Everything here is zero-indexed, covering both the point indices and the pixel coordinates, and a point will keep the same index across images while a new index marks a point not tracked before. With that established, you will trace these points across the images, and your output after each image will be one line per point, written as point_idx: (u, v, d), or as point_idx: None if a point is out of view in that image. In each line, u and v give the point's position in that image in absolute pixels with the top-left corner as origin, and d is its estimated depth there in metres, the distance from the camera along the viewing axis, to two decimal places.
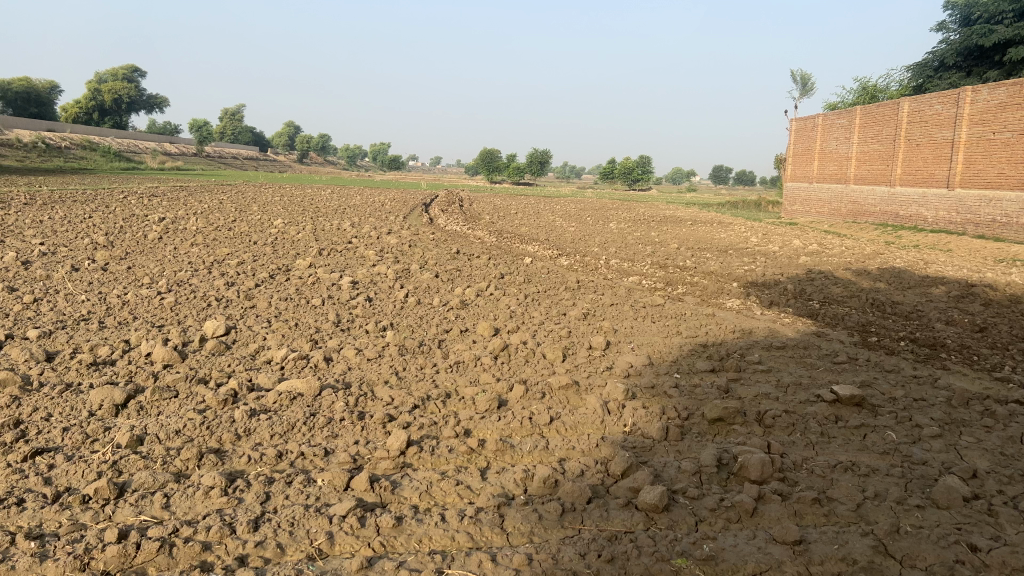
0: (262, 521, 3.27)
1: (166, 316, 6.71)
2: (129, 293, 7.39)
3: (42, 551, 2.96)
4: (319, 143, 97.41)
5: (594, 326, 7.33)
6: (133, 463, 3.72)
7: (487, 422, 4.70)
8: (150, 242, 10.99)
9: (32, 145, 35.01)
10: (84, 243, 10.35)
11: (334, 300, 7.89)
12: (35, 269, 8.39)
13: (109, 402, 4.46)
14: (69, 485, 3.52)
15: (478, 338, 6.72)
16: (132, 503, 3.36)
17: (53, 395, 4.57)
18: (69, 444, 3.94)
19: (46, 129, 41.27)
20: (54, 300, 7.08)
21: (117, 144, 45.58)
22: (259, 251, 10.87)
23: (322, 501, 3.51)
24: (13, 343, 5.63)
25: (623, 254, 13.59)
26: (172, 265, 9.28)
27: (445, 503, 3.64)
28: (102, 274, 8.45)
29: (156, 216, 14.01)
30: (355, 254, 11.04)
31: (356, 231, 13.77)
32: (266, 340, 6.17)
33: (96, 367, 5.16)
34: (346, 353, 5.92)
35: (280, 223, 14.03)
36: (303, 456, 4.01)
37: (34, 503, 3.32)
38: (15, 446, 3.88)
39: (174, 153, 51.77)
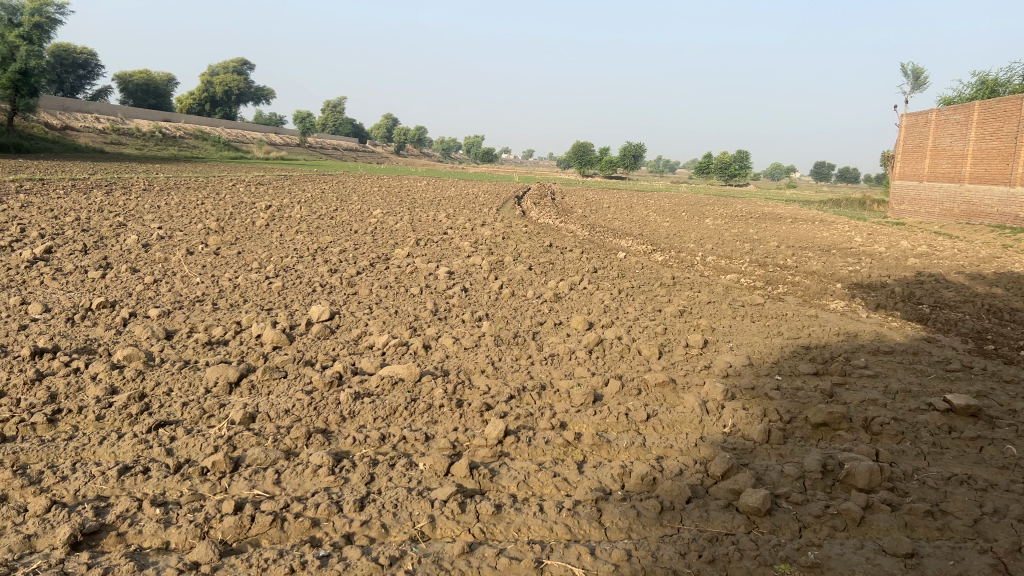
0: (367, 501, 3.36)
1: (274, 300, 6.99)
2: (240, 278, 7.71)
3: (166, 518, 3.08)
4: (417, 134, 98.88)
5: (691, 324, 7.19)
6: (247, 439, 3.88)
7: (583, 416, 4.70)
8: (258, 229, 11.43)
9: (149, 134, 36.91)
10: (198, 228, 10.85)
11: (430, 289, 8.03)
12: (154, 251, 8.85)
13: (224, 380, 4.67)
14: (189, 456, 3.68)
15: (572, 332, 6.72)
16: (247, 477, 3.50)
17: (174, 371, 4.79)
18: (187, 419, 4.12)
19: (163, 120, 43.50)
20: (171, 281, 7.43)
21: (226, 134, 47.66)
22: (360, 239, 11.16)
23: (424, 485, 3.59)
24: (136, 320, 5.94)
25: (721, 251, 13.30)
26: (279, 251, 9.63)
27: (542, 494, 3.66)
28: (215, 258, 8.85)
29: (264, 204, 14.55)
30: (450, 245, 11.22)
31: (451, 222, 13.95)
32: (368, 326, 6.34)
33: (211, 346, 5.41)
34: (444, 341, 6.01)
35: (379, 213, 14.37)
36: (404, 439, 4.10)
37: (157, 472, 3.46)
38: (140, 417, 4.07)
39: (279, 144, 53.77)
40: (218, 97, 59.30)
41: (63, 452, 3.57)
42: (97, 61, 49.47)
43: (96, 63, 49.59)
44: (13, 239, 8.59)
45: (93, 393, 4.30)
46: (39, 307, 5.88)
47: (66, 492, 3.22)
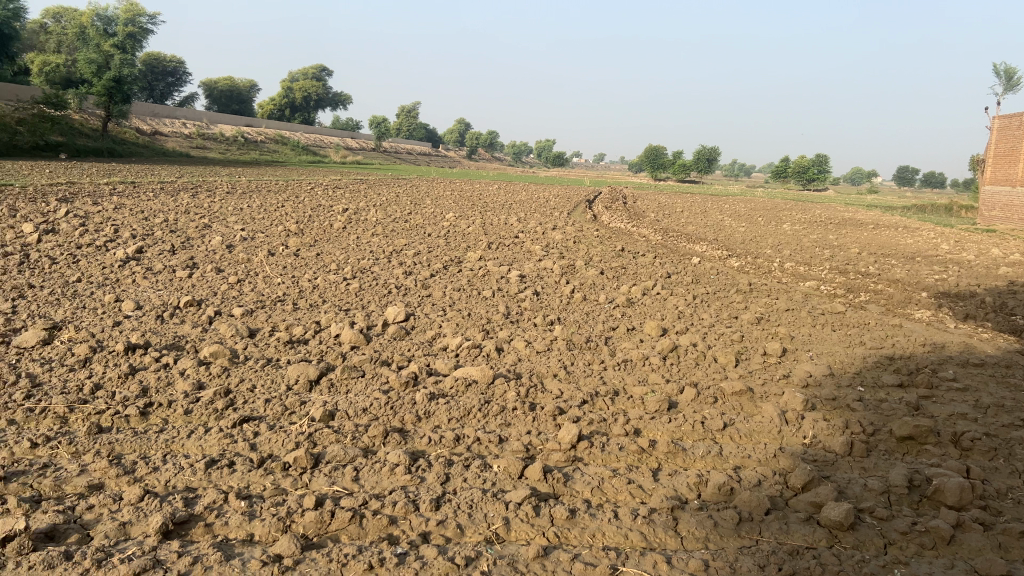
0: (443, 501, 3.40)
1: (352, 301, 7.13)
2: (319, 279, 7.90)
3: (250, 510, 3.17)
4: (489, 137, 99.30)
5: (769, 331, 7.03)
6: (327, 436, 3.97)
7: (658, 423, 4.64)
8: (335, 231, 11.71)
9: (232, 139, 38.20)
10: (279, 230, 11.17)
11: (503, 292, 8.07)
12: (238, 252, 9.14)
13: (305, 377, 4.79)
14: (272, 451, 3.78)
15: (645, 337, 6.65)
16: (327, 473, 3.58)
17: (257, 367, 4.94)
18: (270, 415, 4.24)
19: (245, 125, 44.94)
20: (254, 281, 7.67)
21: (305, 139, 48.94)
22: (433, 242, 11.30)
23: (498, 487, 3.60)
24: (221, 318, 6.15)
25: (799, 257, 12.97)
26: (356, 253, 9.83)
27: (617, 500, 3.63)
28: (295, 259, 9.09)
29: (341, 206, 14.89)
30: (522, 248, 11.26)
31: (523, 226, 13.99)
32: (442, 328, 6.41)
33: (292, 345, 5.56)
34: (516, 344, 6.03)
35: (452, 216, 14.52)
36: (478, 441, 4.13)
37: (242, 466, 3.56)
38: (226, 412, 4.20)
39: (355, 149, 54.91)
40: (298, 102, 60.94)
41: (154, 444, 3.72)
42: (185, 69, 51.53)
43: (184, 70, 51.58)
44: (107, 239, 9.00)
45: (182, 388, 4.46)
46: (131, 304, 6.14)
47: (157, 482, 3.35)
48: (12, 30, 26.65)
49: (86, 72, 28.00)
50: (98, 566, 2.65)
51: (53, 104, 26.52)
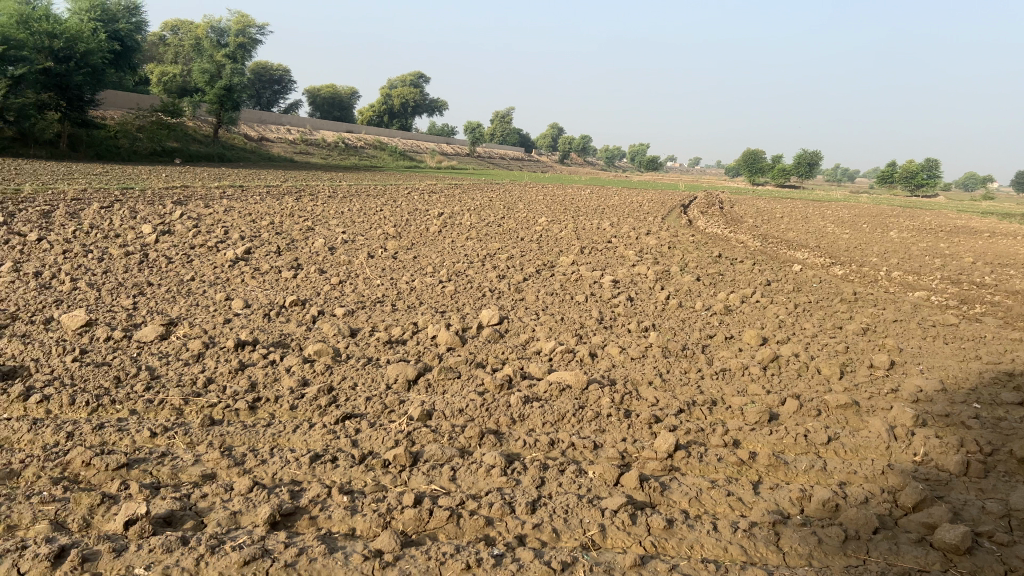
0: (539, 504, 3.40)
1: (447, 303, 7.24)
2: (416, 281, 8.06)
3: (352, 505, 3.26)
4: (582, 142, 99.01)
5: (876, 343, 6.73)
6: (424, 435, 4.03)
7: (758, 434, 4.51)
8: (431, 234, 11.91)
9: (334, 145, 39.42)
10: (377, 233, 11.45)
11: (596, 297, 8.03)
12: (339, 254, 9.42)
13: (403, 377, 4.89)
14: (372, 448, 3.87)
15: (744, 346, 6.48)
16: (425, 471, 3.64)
17: (358, 366, 5.08)
18: (370, 413, 4.35)
19: (345, 131, 46.29)
20: (355, 282, 7.89)
21: (402, 144, 50.03)
22: (527, 246, 11.34)
23: (594, 493, 3.58)
24: (324, 317, 6.35)
25: (907, 266, 12.39)
26: (451, 256, 9.98)
27: (716, 512, 3.55)
28: (393, 262, 9.30)
29: (436, 211, 15.14)
30: (616, 253, 11.17)
31: (616, 231, 13.87)
32: (536, 332, 6.42)
33: (391, 345, 5.69)
34: (611, 350, 5.98)
35: (546, 221, 14.54)
36: (573, 446, 4.12)
37: (344, 462, 3.66)
38: (328, 408, 4.33)
39: (450, 154, 55.74)
40: (396, 109, 62.37)
41: (262, 437, 3.86)
42: (290, 77, 53.49)
43: (290, 79, 53.60)
44: (218, 240, 9.44)
45: (287, 384, 4.63)
46: (241, 303, 6.41)
47: (265, 474, 3.48)
48: (135, 42, 28.31)
49: (200, 81, 29.42)
50: (211, 552, 2.77)
51: (170, 112, 27.98)
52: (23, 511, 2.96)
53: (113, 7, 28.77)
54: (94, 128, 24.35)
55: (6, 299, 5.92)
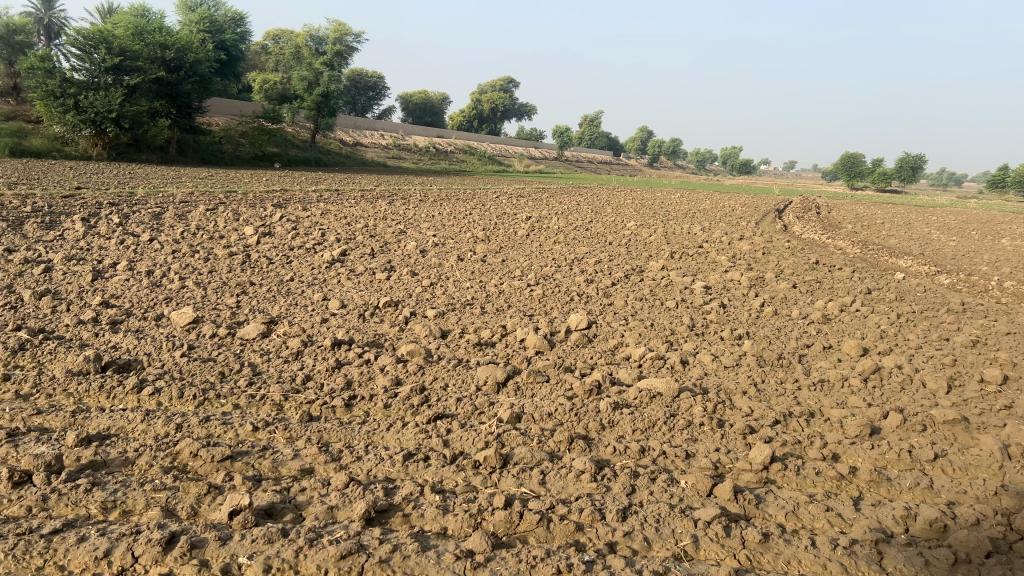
0: (630, 512, 3.36)
1: (536, 307, 7.26)
2: (505, 284, 8.11)
3: (444, 504, 3.30)
4: (672, 146, 97.59)
5: (987, 356, 6.37)
6: (514, 438, 4.05)
7: (858, 449, 4.34)
8: (520, 238, 11.97)
9: (425, 150, 40.13)
10: (467, 237, 11.58)
11: (687, 303, 7.89)
12: (429, 257, 9.58)
13: (493, 379, 4.93)
14: (463, 449, 3.91)
15: (843, 357, 6.25)
16: (515, 474, 3.65)
17: (449, 367, 5.14)
18: (461, 413, 4.39)
19: (436, 136, 47.06)
20: (445, 285, 8.00)
21: (491, 148, 50.48)
22: (616, 251, 11.25)
23: (686, 503, 3.52)
24: (415, 318, 6.46)
25: (1021, 276, 11.69)
26: (540, 260, 10.00)
27: (813, 527, 3.43)
28: (482, 265, 9.39)
29: (525, 214, 15.21)
30: (707, 259, 10.96)
31: (708, 236, 13.60)
32: (625, 337, 6.36)
33: (480, 347, 5.74)
34: (703, 358, 5.87)
35: (635, 225, 14.40)
36: (664, 454, 4.05)
37: (436, 461, 3.71)
38: (420, 408, 4.40)
39: (539, 158, 55.87)
40: (485, 113, 63.01)
41: (357, 435, 3.96)
42: (384, 83, 54.70)
43: (384, 85, 54.90)
44: (315, 242, 9.73)
45: (381, 382, 4.72)
46: (337, 303, 6.59)
47: (359, 471, 3.56)
48: (239, 52, 29.57)
49: (299, 88, 30.45)
50: (310, 545, 2.85)
51: (270, 118, 29.08)
52: (137, 497, 3.12)
53: (221, 18, 30.13)
54: (200, 134, 25.54)
55: (121, 296, 6.26)
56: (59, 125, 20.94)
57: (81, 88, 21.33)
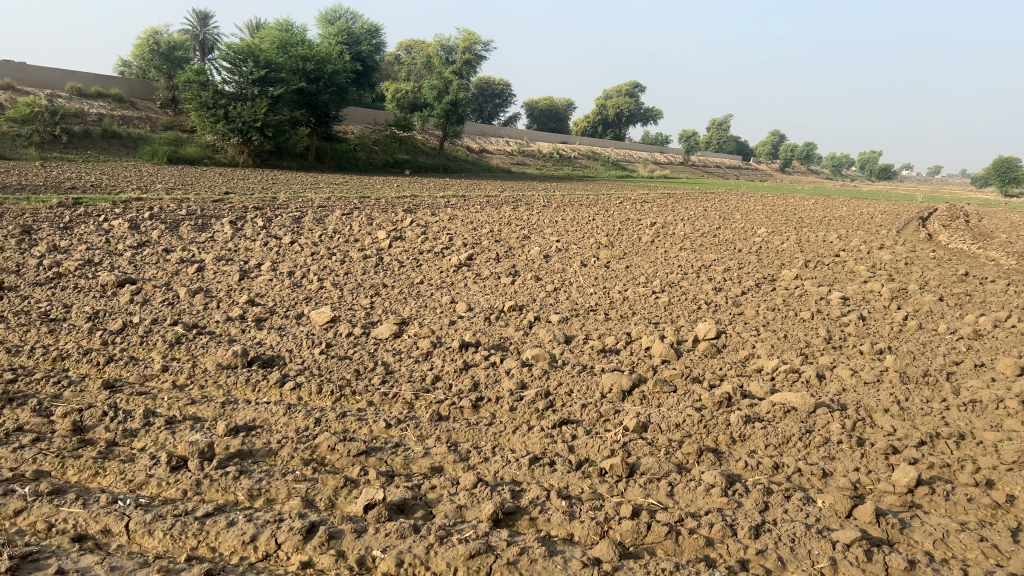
0: (763, 530, 3.24)
1: (662, 315, 7.13)
2: (630, 290, 8.02)
3: (570, 510, 3.29)
4: (805, 150, 93.74)
5: None
6: (641, 447, 3.99)
7: (1016, 476, 4.00)
8: (645, 244, 11.81)
9: (549, 156, 40.34)
10: (591, 242, 11.54)
11: (823, 315, 7.53)
12: (553, 262, 9.60)
13: (619, 387, 4.87)
14: (589, 456, 3.89)
15: (997, 376, 5.79)
16: (642, 484, 3.59)
17: (575, 373, 5.12)
18: (586, 420, 4.37)
19: (560, 142, 47.21)
20: (569, 290, 7.99)
21: (615, 154, 50.15)
22: (745, 259, 10.90)
23: (823, 524, 3.36)
24: (540, 323, 6.49)
25: None
26: (665, 267, 9.83)
27: (965, 557, 3.20)
28: (606, 271, 9.33)
29: (650, 220, 15.00)
30: (844, 268, 10.44)
31: (844, 244, 12.96)
32: (756, 348, 6.14)
33: (605, 354, 5.69)
34: (840, 372, 5.59)
35: (765, 232, 13.93)
36: (799, 472, 3.88)
37: (562, 466, 3.71)
38: (546, 413, 4.41)
39: (664, 163, 54.98)
40: (610, 119, 62.67)
41: (484, 436, 4.02)
42: (511, 90, 55.41)
43: (510, 92, 55.61)
44: (442, 246, 9.97)
45: (507, 386, 4.77)
46: (464, 305, 6.71)
47: (487, 472, 3.61)
48: (374, 62, 30.74)
49: (429, 97, 31.28)
50: (440, 542, 2.91)
51: (402, 126, 30.06)
52: (279, 487, 3.28)
53: (358, 30, 31.41)
54: (337, 142, 26.72)
55: (265, 295, 6.62)
56: (211, 134, 22.48)
57: (231, 100, 22.77)
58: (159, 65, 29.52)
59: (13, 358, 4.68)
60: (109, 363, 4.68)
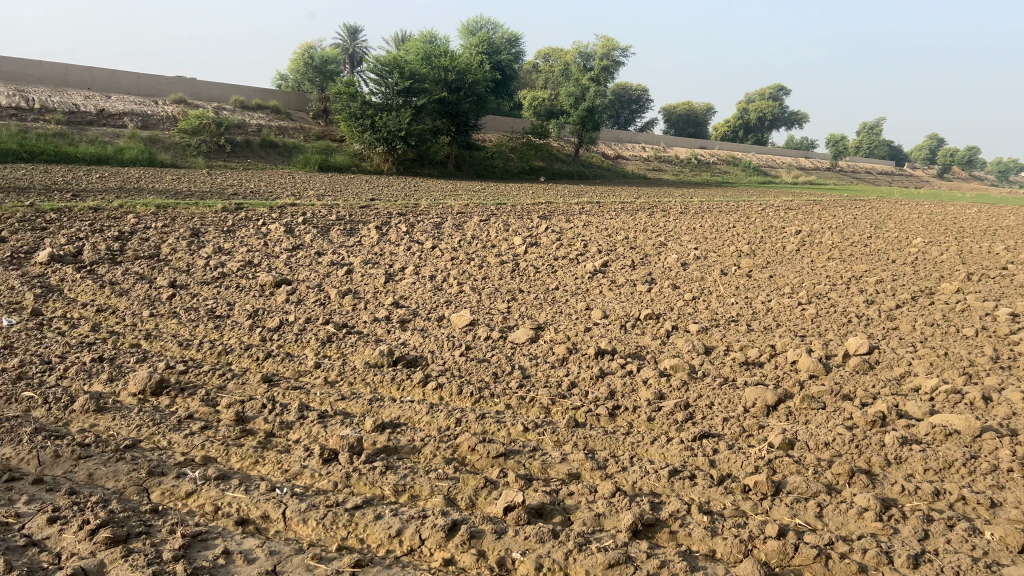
0: (922, 559, 3.03)
1: (808, 327, 6.82)
2: (773, 301, 7.73)
3: (712, 526, 3.20)
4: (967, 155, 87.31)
5: None
6: (787, 465, 3.82)
7: None
8: (788, 253, 11.36)
9: (687, 161, 39.58)
10: (731, 250, 11.22)
11: (989, 332, 6.96)
12: (692, 270, 9.40)
13: (762, 402, 4.69)
14: (731, 471, 3.77)
15: None
16: (788, 503, 3.45)
17: (715, 386, 4.98)
18: (728, 434, 4.24)
19: (699, 147, 46.21)
20: (709, 299, 7.80)
21: (756, 160, 48.56)
22: (900, 270, 10.26)
23: (991, 558, 3.10)
24: (678, 333, 6.36)
25: None
26: (812, 277, 9.41)
27: None
28: (748, 280, 9.04)
29: (794, 228, 14.43)
30: (1014, 282, 9.62)
31: (1014, 256, 11.95)
32: (913, 366, 5.76)
33: (747, 366, 5.51)
34: (1010, 395, 5.14)
35: (923, 242, 13.06)
36: (964, 500, 3.61)
37: (703, 480, 3.61)
38: (685, 425, 4.31)
39: (809, 169, 52.65)
40: (752, 123, 60.76)
41: (623, 445, 3.98)
42: (648, 96, 54.78)
43: (648, 98, 55.01)
44: (578, 252, 9.98)
45: (645, 395, 4.70)
46: (600, 313, 6.68)
47: (625, 481, 3.57)
48: (513, 71, 31.25)
49: (565, 104, 31.45)
50: (579, 549, 2.90)
51: (538, 133, 30.37)
52: (423, 484, 3.37)
53: (498, 39, 32.01)
54: (475, 149, 27.34)
55: (408, 297, 6.86)
56: (358, 143, 23.57)
57: (377, 110, 23.77)
58: (313, 78, 31.25)
59: (184, 350, 5.07)
60: (267, 359, 4.98)
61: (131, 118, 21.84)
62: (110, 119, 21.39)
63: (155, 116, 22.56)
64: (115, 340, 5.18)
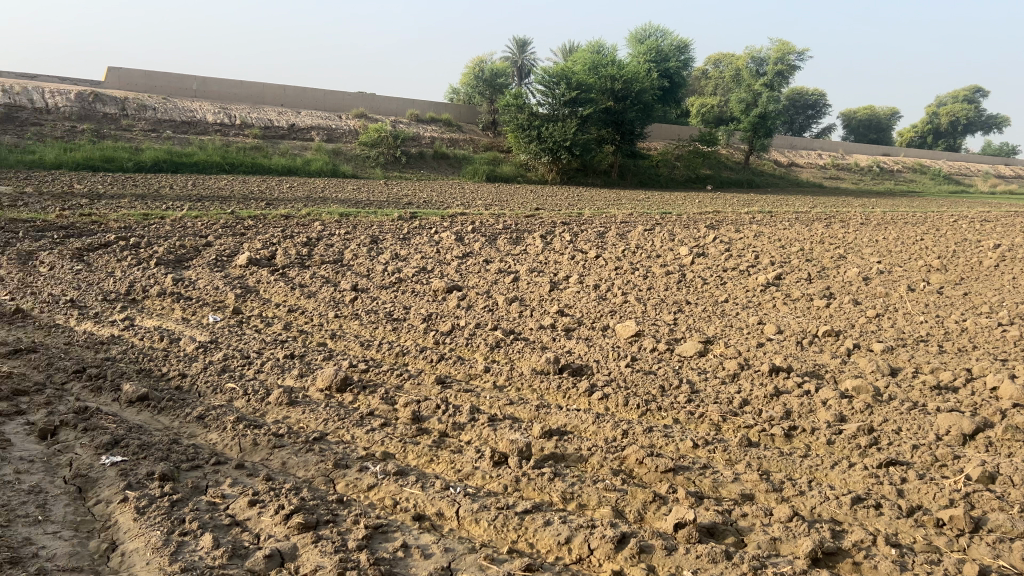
0: None
1: (1011, 352, 6.21)
2: (969, 321, 7.10)
3: (901, 560, 2.98)
4: None
5: None
6: (987, 500, 3.49)
7: None
8: (986, 269, 10.41)
9: (867, 170, 37.30)
10: (919, 265, 10.44)
11: None
12: (875, 285, 8.83)
13: (958, 430, 4.32)
14: (922, 503, 3.50)
15: None
16: (989, 542, 3.15)
17: (903, 410, 4.63)
18: (918, 463, 3.93)
19: (882, 154, 43.38)
20: (894, 316, 7.29)
21: (947, 167, 44.94)
22: None
23: None
24: (860, 352, 5.98)
25: None
26: (1015, 296, 8.57)
27: None
28: (939, 297, 8.37)
29: (992, 241, 13.22)
30: None
31: None
32: None
33: (940, 391, 5.09)
34: None
35: None
36: None
37: (890, 511, 3.36)
38: (869, 450, 4.05)
39: (1008, 177, 48.05)
40: (942, 128, 56.31)
41: (800, 467, 3.79)
42: (825, 101, 52.02)
43: (825, 104, 52.23)
44: (748, 264, 9.62)
45: (824, 417, 4.45)
46: (773, 328, 6.41)
47: (803, 506, 3.39)
48: (682, 79, 30.76)
49: (736, 111, 30.51)
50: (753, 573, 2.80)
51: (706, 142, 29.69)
52: (591, 493, 3.37)
53: (668, 47, 31.61)
54: (641, 159, 27.13)
55: (574, 306, 6.90)
56: (525, 154, 24.05)
57: (545, 121, 24.15)
58: (483, 91, 32.13)
59: (365, 350, 5.36)
60: (441, 361, 5.17)
61: (318, 132, 23.44)
62: (299, 133, 23.06)
63: (339, 130, 24.08)
64: (305, 338, 5.57)
